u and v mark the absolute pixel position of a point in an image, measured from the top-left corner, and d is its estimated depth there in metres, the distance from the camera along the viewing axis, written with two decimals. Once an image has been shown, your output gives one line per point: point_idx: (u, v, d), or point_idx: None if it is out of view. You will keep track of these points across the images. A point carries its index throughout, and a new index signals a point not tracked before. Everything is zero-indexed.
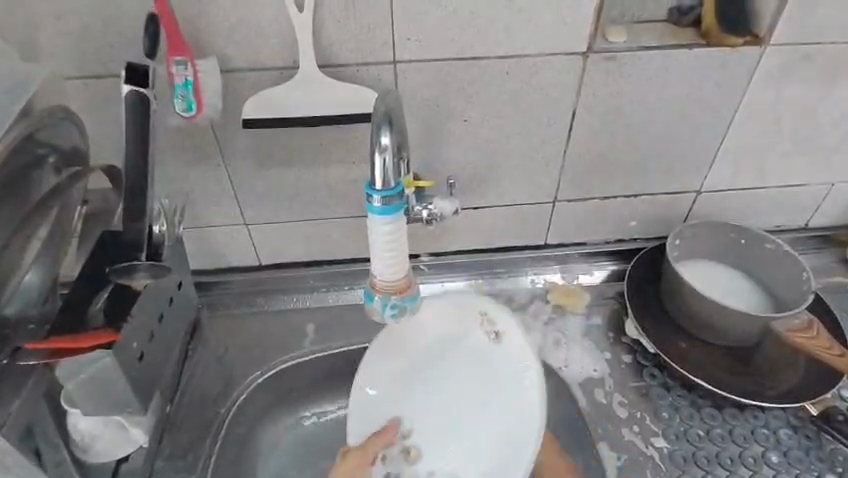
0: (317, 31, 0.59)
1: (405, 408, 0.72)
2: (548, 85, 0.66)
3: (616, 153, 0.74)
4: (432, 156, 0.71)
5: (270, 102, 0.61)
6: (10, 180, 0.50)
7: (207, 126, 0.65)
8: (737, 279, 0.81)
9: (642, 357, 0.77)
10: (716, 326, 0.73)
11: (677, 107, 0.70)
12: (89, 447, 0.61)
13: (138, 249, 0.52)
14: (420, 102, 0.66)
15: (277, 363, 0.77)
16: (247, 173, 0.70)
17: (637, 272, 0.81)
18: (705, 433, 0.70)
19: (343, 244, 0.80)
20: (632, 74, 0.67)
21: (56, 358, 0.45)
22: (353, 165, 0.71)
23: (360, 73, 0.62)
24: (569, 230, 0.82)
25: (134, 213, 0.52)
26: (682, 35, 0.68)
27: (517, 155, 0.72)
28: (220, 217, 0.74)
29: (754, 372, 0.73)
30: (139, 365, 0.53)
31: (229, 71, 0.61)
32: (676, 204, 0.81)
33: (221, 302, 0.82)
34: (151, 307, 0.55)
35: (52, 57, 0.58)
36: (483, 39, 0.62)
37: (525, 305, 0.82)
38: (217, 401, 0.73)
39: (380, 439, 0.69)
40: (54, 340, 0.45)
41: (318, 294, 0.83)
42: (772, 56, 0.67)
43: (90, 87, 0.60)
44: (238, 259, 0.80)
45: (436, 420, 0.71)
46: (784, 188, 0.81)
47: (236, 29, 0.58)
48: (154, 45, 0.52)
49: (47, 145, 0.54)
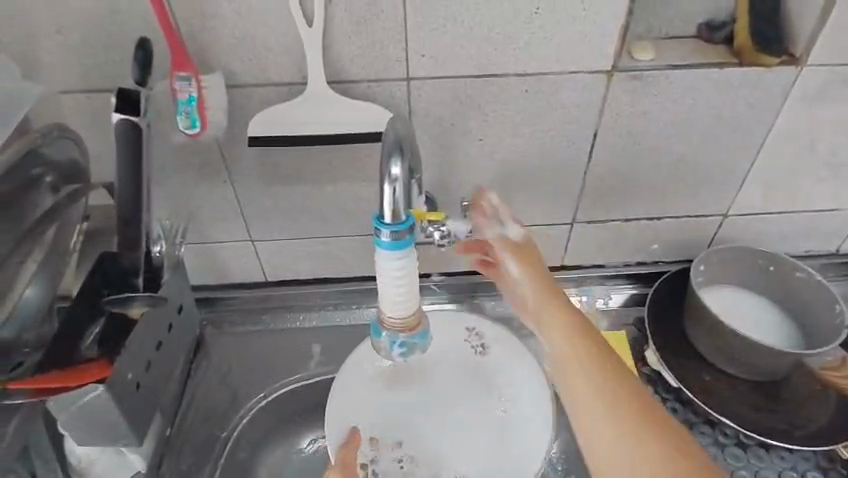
0: (326, 47, 0.56)
1: (385, 428, 0.62)
2: (568, 104, 0.63)
3: (639, 174, 0.70)
4: (445, 175, 0.68)
5: (276, 120, 0.58)
6: (0, 203, 0.49)
7: (212, 142, 0.62)
8: (765, 308, 0.76)
9: (664, 390, 0.72)
10: (742, 359, 0.69)
11: (705, 128, 0.67)
12: (87, 472, 0.61)
13: (136, 274, 0.52)
14: (434, 120, 0.63)
15: (281, 385, 0.75)
16: (254, 190, 0.68)
17: (659, 297, 0.77)
18: (730, 475, 0.66)
19: (351, 262, 0.77)
20: (658, 93, 0.63)
21: (40, 396, 0.44)
22: (363, 183, 0.68)
23: (371, 89, 0.60)
24: (586, 252, 0.79)
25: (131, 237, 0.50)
26: (712, 53, 0.64)
27: (534, 176, 0.69)
28: (225, 233, 0.72)
29: (783, 410, 0.69)
30: (135, 395, 0.50)
31: (235, 87, 0.58)
32: (701, 228, 0.77)
33: (226, 319, 0.79)
34: (151, 334, 0.53)
35: (53, 72, 0.56)
36: (501, 56, 0.59)
37: (539, 329, 0.78)
38: (217, 425, 0.71)
39: (353, 445, 0.58)
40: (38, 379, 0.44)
41: (325, 312, 0.80)
42: (808, 77, 0.63)
43: (92, 101, 0.58)
44: (243, 276, 0.78)
45: (419, 429, 0.63)
46: (817, 213, 0.77)
47: (243, 44, 0.56)
48: (145, 70, 0.47)
49: (45, 165, 0.52)
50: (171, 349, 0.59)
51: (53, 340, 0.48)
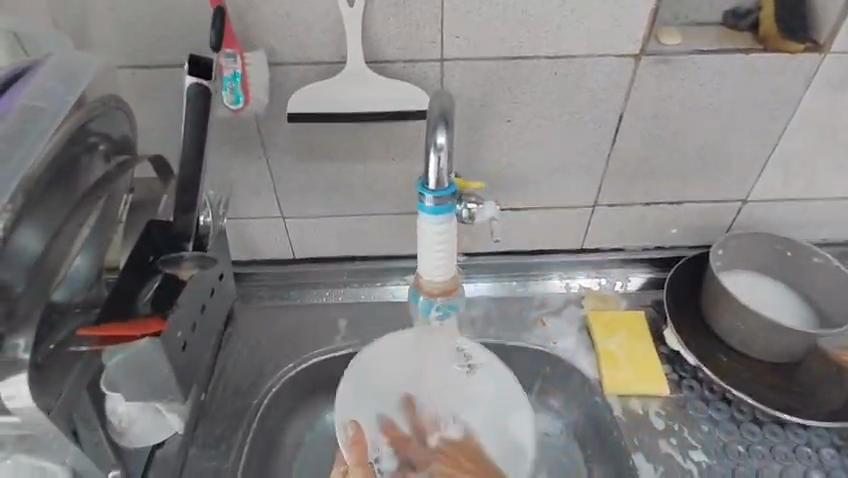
0: (365, 27, 0.59)
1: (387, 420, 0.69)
2: (596, 87, 0.65)
3: (662, 159, 0.72)
4: (473, 156, 0.70)
5: (315, 97, 0.61)
6: (60, 170, 0.49)
7: (251, 118, 0.65)
8: (780, 292, 0.78)
9: (680, 369, 0.75)
10: (759, 339, 0.70)
11: (728, 113, 0.68)
12: (126, 432, 0.62)
13: (186, 239, 0.55)
14: (464, 101, 0.65)
15: (309, 357, 0.77)
16: (288, 167, 0.70)
17: (677, 280, 0.79)
18: (746, 450, 0.68)
19: (378, 241, 0.80)
20: (684, 78, 0.65)
21: (106, 345, 0.46)
22: (393, 162, 0.70)
23: (406, 69, 0.62)
24: (608, 235, 0.81)
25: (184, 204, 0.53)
26: (738, 39, 0.66)
27: (559, 158, 0.71)
28: (258, 209, 0.75)
29: (798, 390, 0.71)
30: (183, 354, 0.55)
31: (276, 65, 0.61)
32: (721, 213, 0.79)
33: (255, 293, 0.82)
34: (195, 298, 0.57)
35: (105, 46, 0.58)
36: (532, 39, 0.61)
37: (559, 309, 0.81)
38: (249, 393, 0.74)
39: (358, 446, 0.63)
40: (103, 327, 0.46)
41: (351, 289, 0.82)
42: (832, 64, 0.65)
43: (140, 76, 0.60)
44: (273, 251, 0.80)
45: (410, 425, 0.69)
46: (835, 201, 0.79)
47: (286, 23, 0.58)
48: (219, 39, 0.53)
49: (99, 134, 0.54)
50: (213, 313, 0.63)
51: (112, 296, 0.49)
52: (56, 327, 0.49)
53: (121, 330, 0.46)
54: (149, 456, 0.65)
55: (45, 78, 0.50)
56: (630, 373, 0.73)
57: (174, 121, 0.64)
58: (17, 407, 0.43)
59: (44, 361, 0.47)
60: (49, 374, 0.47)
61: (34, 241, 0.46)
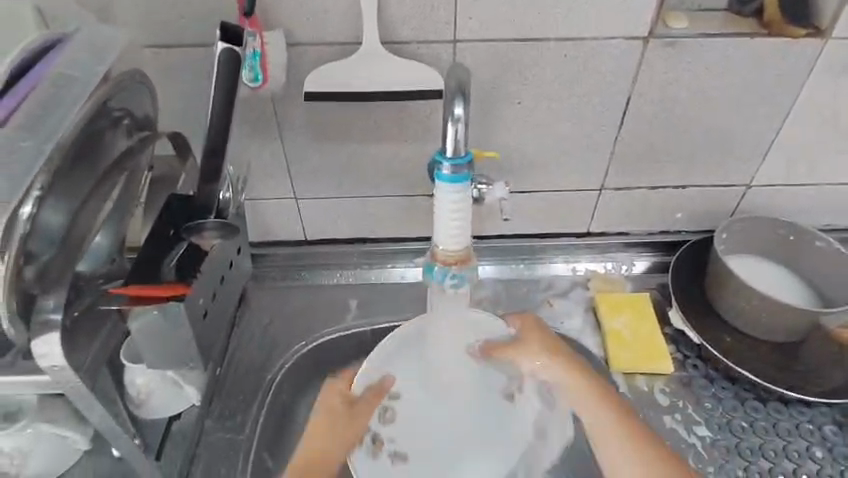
0: (381, 8, 0.60)
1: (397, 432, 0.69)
2: (605, 70, 0.66)
3: (668, 142, 0.73)
4: (484, 137, 0.71)
5: (332, 77, 0.62)
6: (85, 144, 0.50)
7: (268, 98, 0.67)
8: (783, 276, 0.80)
9: (685, 348, 0.76)
10: (762, 319, 0.72)
11: (734, 97, 0.70)
12: (144, 403, 0.61)
13: (208, 212, 0.59)
14: (476, 82, 0.67)
15: (321, 336, 0.79)
16: (303, 148, 0.72)
17: (682, 263, 0.81)
18: (749, 426, 0.70)
19: (388, 223, 0.81)
20: (691, 61, 0.66)
21: (134, 305, 0.50)
22: (405, 143, 0.72)
23: (420, 51, 0.63)
24: (614, 218, 0.82)
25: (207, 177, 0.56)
26: (743, 24, 0.67)
27: (568, 140, 0.72)
28: (272, 190, 0.76)
29: (801, 369, 0.72)
30: (203, 321, 0.58)
31: (294, 45, 0.62)
32: (726, 197, 0.80)
33: (266, 274, 0.83)
34: (215, 270, 0.61)
35: (129, 25, 0.60)
36: (543, 21, 0.62)
37: (566, 291, 0.82)
38: (262, 369, 0.76)
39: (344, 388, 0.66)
40: (132, 288, 0.51)
41: (361, 270, 0.84)
42: (836, 48, 0.66)
43: (162, 55, 0.62)
44: (286, 232, 0.82)
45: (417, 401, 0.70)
46: (838, 186, 0.80)
47: (304, 3, 0.60)
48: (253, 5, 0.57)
49: (122, 109, 0.55)
50: (230, 286, 0.67)
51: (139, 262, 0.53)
52: (81, 295, 0.50)
53: (149, 291, 0.50)
54: (166, 430, 0.65)
55: (74, 52, 0.52)
56: (637, 353, 0.74)
57: (193, 101, 0.66)
58: (50, 365, 0.46)
59: (71, 325, 0.48)
60: (76, 335, 0.49)
61: (63, 212, 0.47)
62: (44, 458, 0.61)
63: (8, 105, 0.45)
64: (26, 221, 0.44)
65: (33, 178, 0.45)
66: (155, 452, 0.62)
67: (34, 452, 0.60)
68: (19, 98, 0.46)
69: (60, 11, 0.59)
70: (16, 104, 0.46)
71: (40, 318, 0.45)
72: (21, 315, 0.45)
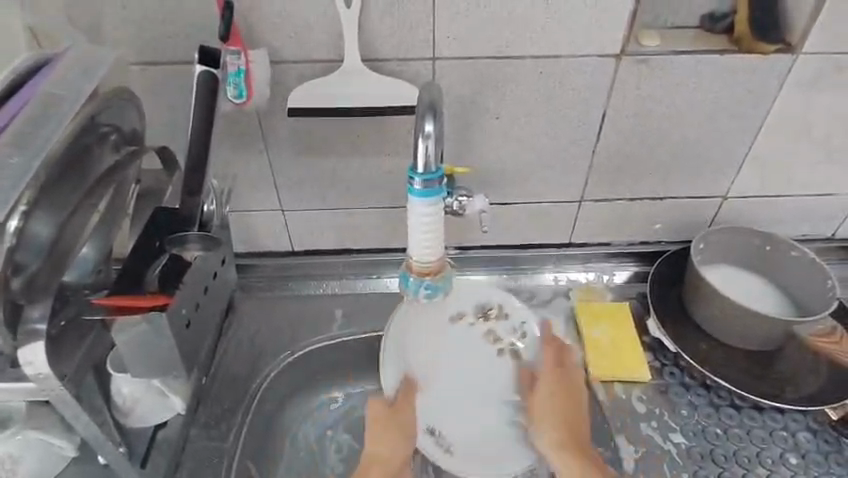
0: (362, 27, 0.62)
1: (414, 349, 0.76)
2: (580, 86, 0.69)
3: (644, 156, 0.76)
4: (465, 150, 0.73)
5: (314, 94, 0.65)
6: (70, 158, 0.50)
7: (253, 113, 0.68)
8: (759, 284, 0.82)
9: (662, 357, 0.78)
10: (736, 328, 0.74)
11: (706, 112, 0.72)
12: (129, 412, 0.62)
13: (191, 224, 0.61)
14: (455, 98, 0.69)
15: (307, 344, 0.80)
16: (288, 162, 0.74)
17: (660, 274, 0.83)
18: (724, 433, 0.71)
19: (373, 234, 0.83)
20: (663, 78, 0.68)
21: (118, 315, 0.52)
22: (388, 156, 0.74)
23: (400, 68, 0.66)
24: (594, 229, 0.84)
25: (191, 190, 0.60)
26: (714, 41, 0.70)
27: (546, 153, 0.74)
28: (258, 202, 0.78)
29: (775, 377, 0.74)
30: (187, 332, 0.60)
31: (278, 63, 0.64)
32: (702, 208, 0.82)
33: (253, 284, 0.85)
34: (199, 282, 0.62)
35: (117, 44, 0.62)
36: (519, 40, 0.65)
37: (548, 301, 0.84)
38: (248, 377, 0.77)
39: (410, 395, 0.72)
40: (116, 299, 0.52)
41: (347, 280, 0.85)
42: (802, 65, 0.69)
43: (149, 72, 0.64)
44: (272, 243, 0.83)
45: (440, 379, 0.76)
46: (812, 197, 0.82)
47: (287, 23, 0.62)
48: (228, 29, 0.58)
49: (110, 125, 0.56)
50: (214, 297, 0.69)
51: (124, 273, 0.56)
52: (67, 303, 0.51)
53: (133, 303, 0.52)
54: (150, 439, 0.66)
55: (63, 72, 0.54)
56: (615, 361, 0.76)
57: (180, 116, 0.68)
58: (35, 373, 0.47)
59: (57, 333, 0.50)
60: (62, 344, 0.50)
61: (48, 223, 0.47)
62: (34, 466, 0.62)
63: None
64: (14, 234, 0.45)
65: (19, 193, 0.45)
66: (140, 459, 0.63)
67: (24, 458, 0.61)
68: (8, 120, 0.50)
69: (53, 32, 0.61)
70: (4, 125, 0.49)
71: (25, 328, 0.47)
72: (7, 326, 0.46)
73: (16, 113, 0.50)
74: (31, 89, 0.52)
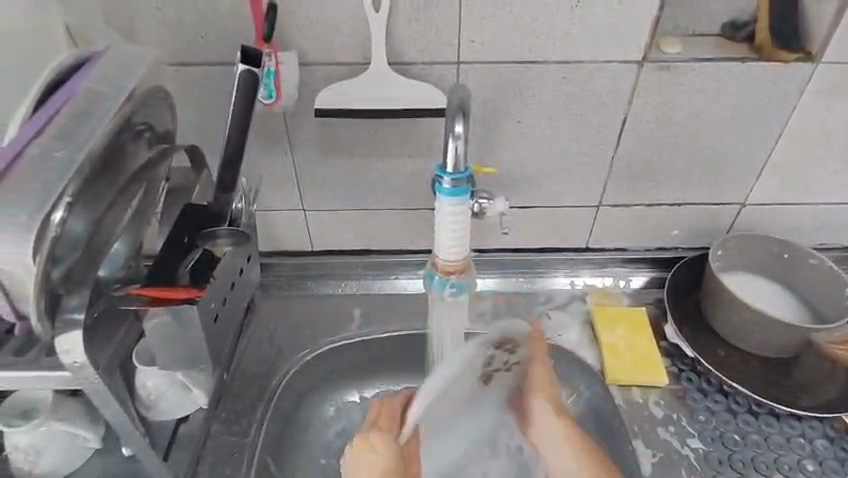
0: (389, 31, 0.64)
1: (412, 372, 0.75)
2: (601, 91, 0.69)
3: (663, 162, 0.76)
4: (486, 153, 0.74)
5: (341, 96, 0.66)
6: (106, 155, 0.52)
7: (280, 114, 0.70)
8: (777, 292, 0.82)
9: (679, 362, 0.78)
10: (755, 334, 0.74)
11: (726, 119, 0.72)
12: (153, 405, 0.62)
13: (222, 221, 0.63)
14: (477, 102, 0.70)
15: (326, 343, 0.81)
16: (311, 162, 0.75)
17: (677, 279, 0.83)
18: (742, 439, 0.71)
19: (392, 235, 0.84)
20: (685, 84, 0.69)
21: (156, 306, 0.53)
22: (410, 159, 0.75)
23: (425, 71, 0.67)
24: (612, 234, 0.84)
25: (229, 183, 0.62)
26: (735, 49, 0.70)
27: (566, 158, 0.75)
28: (281, 202, 0.79)
29: (793, 384, 0.74)
30: (214, 326, 0.62)
31: (305, 65, 0.66)
32: (720, 215, 0.83)
33: (273, 283, 0.86)
34: (225, 279, 0.64)
35: (151, 44, 0.64)
36: (542, 45, 0.66)
37: (565, 304, 0.84)
38: (268, 374, 0.78)
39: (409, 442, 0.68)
40: (151, 291, 0.53)
41: (365, 281, 0.86)
42: (824, 73, 0.69)
43: (181, 72, 0.66)
44: (293, 243, 0.84)
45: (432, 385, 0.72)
46: (830, 206, 0.82)
47: (316, 27, 0.63)
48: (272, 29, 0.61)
49: (145, 123, 0.58)
50: (239, 295, 0.70)
51: (157, 268, 0.57)
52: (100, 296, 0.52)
53: (168, 295, 0.54)
54: (172, 432, 0.67)
55: (102, 70, 0.56)
56: (631, 364, 0.76)
57: (208, 116, 0.70)
58: (72, 361, 0.48)
59: (91, 324, 0.50)
60: (96, 331, 0.51)
61: (85, 220, 0.48)
62: (57, 455, 0.63)
63: (39, 125, 0.50)
64: (58, 225, 0.47)
65: (64, 185, 0.47)
66: (163, 452, 0.64)
67: (47, 449, 0.62)
68: (49, 118, 0.51)
69: (91, 32, 0.63)
70: (45, 124, 0.50)
71: (62, 317, 0.47)
72: (47, 314, 0.48)
73: (56, 111, 0.51)
74: (70, 88, 0.53)
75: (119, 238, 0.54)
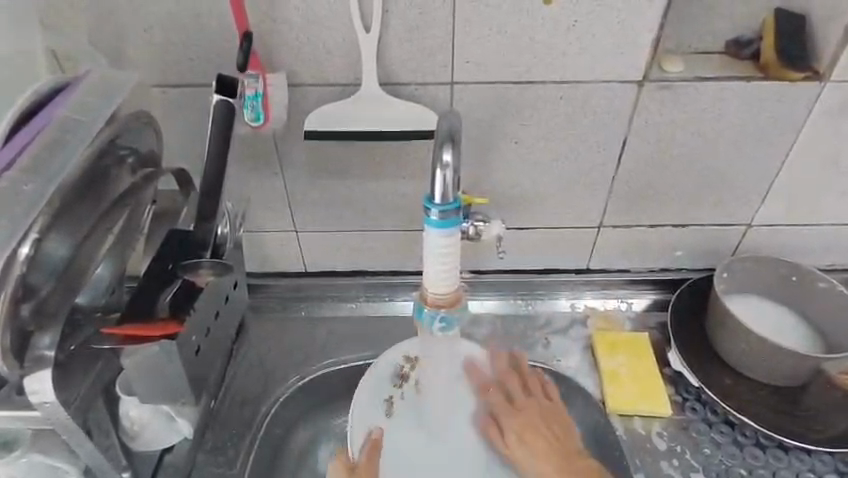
0: (380, 52, 0.62)
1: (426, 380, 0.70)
2: (599, 111, 0.67)
3: (665, 181, 0.74)
4: (480, 174, 0.72)
5: (331, 116, 0.64)
6: (82, 183, 0.50)
7: (270, 135, 0.68)
8: (785, 316, 0.78)
9: (684, 391, 0.75)
10: (762, 363, 0.71)
11: (731, 138, 0.70)
12: (137, 435, 0.60)
13: (204, 248, 0.61)
14: (472, 122, 0.68)
15: (315, 369, 0.79)
16: (302, 184, 0.73)
17: (681, 303, 0.80)
18: (748, 473, 0.68)
19: (387, 255, 0.81)
20: (686, 104, 0.67)
21: (127, 345, 0.51)
22: (403, 181, 0.73)
23: (418, 92, 0.65)
24: (613, 255, 0.82)
25: (210, 212, 0.61)
26: (739, 67, 0.68)
27: (563, 179, 0.73)
28: (272, 223, 0.77)
29: (803, 414, 0.71)
30: (196, 358, 0.60)
31: (294, 85, 0.64)
32: (725, 237, 0.80)
33: (265, 305, 0.84)
34: (209, 307, 0.63)
35: (138, 68, 0.63)
36: (538, 65, 0.64)
37: (564, 328, 0.82)
38: (256, 401, 0.75)
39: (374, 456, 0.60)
40: (127, 327, 0.52)
41: (359, 303, 0.84)
42: (832, 92, 0.67)
43: (168, 94, 0.64)
44: (286, 264, 0.82)
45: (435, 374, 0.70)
46: (839, 228, 0.79)
47: (306, 47, 0.62)
48: (247, 58, 0.58)
49: (128, 147, 0.56)
50: (225, 321, 0.68)
51: (135, 297, 0.56)
52: (78, 328, 0.52)
53: (144, 331, 0.52)
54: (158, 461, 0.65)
55: (81, 97, 0.54)
56: (631, 392, 0.74)
57: (196, 137, 0.68)
58: (40, 400, 0.47)
59: (67, 358, 0.50)
60: (71, 366, 0.50)
61: (65, 246, 0.48)
62: None
63: (6, 158, 0.48)
64: (25, 261, 0.44)
65: (32, 220, 0.45)
66: None
67: None
68: (19, 149, 0.49)
69: (76, 54, 0.62)
70: (15, 155, 0.48)
71: (33, 354, 0.46)
72: (15, 354, 0.45)
73: (29, 141, 0.49)
74: (45, 116, 0.52)
75: (101, 263, 0.52)
